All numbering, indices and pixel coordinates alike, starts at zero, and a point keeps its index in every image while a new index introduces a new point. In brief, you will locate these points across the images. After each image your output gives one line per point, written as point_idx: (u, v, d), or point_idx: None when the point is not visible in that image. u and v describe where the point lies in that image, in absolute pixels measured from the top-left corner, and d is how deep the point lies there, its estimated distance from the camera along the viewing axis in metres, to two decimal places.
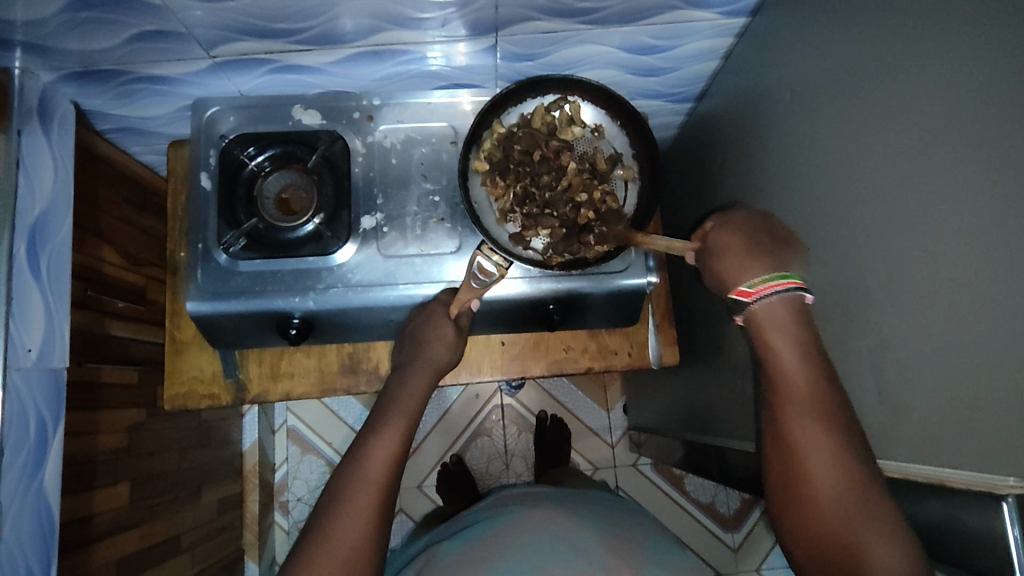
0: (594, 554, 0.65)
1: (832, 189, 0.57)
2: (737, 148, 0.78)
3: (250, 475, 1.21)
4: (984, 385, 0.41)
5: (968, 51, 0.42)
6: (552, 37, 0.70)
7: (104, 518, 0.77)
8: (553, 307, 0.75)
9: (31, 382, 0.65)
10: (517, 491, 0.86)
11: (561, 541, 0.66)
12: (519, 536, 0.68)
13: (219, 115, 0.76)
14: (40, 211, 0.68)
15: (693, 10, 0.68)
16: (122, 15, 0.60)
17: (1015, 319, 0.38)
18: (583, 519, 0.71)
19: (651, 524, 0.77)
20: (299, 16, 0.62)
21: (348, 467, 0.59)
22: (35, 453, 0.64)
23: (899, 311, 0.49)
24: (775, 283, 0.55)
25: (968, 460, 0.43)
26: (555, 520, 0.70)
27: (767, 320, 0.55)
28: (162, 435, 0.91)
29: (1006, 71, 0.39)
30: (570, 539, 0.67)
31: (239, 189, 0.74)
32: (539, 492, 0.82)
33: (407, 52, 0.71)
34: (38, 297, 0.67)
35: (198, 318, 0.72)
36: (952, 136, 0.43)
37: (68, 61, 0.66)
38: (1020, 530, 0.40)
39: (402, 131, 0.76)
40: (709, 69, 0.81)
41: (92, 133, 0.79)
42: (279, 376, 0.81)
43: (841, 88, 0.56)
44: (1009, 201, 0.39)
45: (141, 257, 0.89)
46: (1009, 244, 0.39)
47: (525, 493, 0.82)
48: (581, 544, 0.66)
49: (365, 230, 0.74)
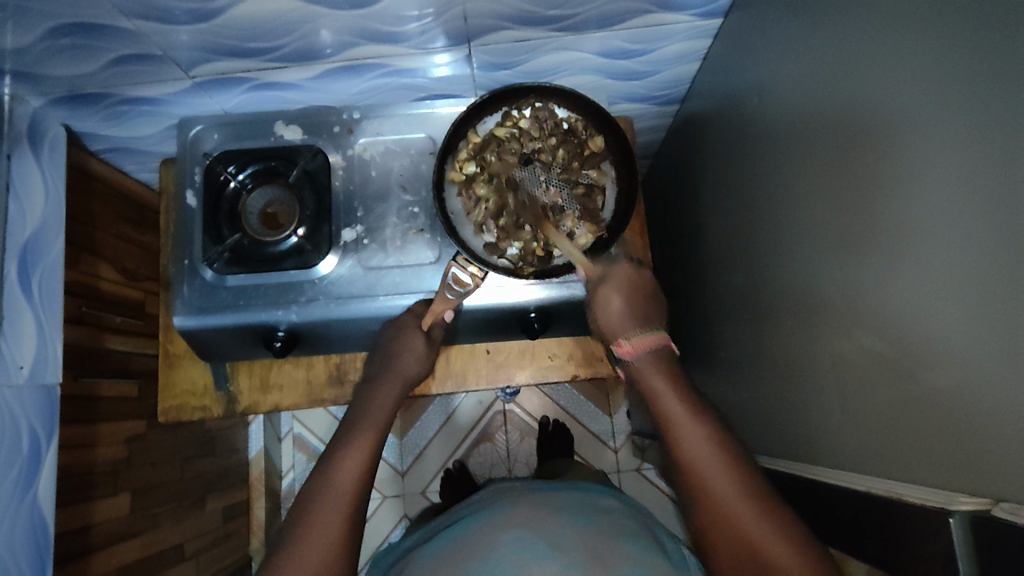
0: (571, 549, 0.64)
1: (808, 192, 0.57)
2: (719, 151, 0.77)
3: (256, 482, 1.23)
4: (952, 400, 0.40)
5: (940, 50, 0.40)
6: (526, 45, 0.70)
7: (104, 528, 0.79)
8: (535, 316, 0.74)
9: (24, 397, 0.67)
10: (505, 485, 0.85)
11: (540, 538, 0.66)
12: (497, 533, 0.68)
13: (202, 134, 0.78)
14: (31, 233, 0.70)
15: (666, 13, 0.67)
16: (102, 41, 0.62)
17: (976, 333, 0.38)
18: (566, 516, 0.70)
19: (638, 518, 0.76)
20: (273, 33, 0.63)
21: (324, 478, 0.60)
22: (29, 466, 0.66)
23: (865, 321, 0.49)
24: (646, 338, 0.62)
25: (934, 474, 0.43)
26: (534, 516, 0.70)
27: (646, 371, 0.61)
28: (163, 445, 0.94)
29: (979, 68, 0.37)
30: (546, 533, 0.67)
31: (223, 206, 0.75)
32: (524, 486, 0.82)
33: (383, 65, 0.72)
34: (30, 316, 0.69)
35: (185, 332, 0.73)
36: (927, 140, 0.41)
37: (55, 86, 0.68)
38: (963, 549, 0.40)
39: (381, 144, 0.77)
40: (691, 70, 0.80)
41: (86, 154, 0.82)
42: (268, 388, 0.82)
43: (817, 89, 0.54)
44: (982, 212, 0.37)
45: (138, 273, 0.92)
46: (979, 258, 0.38)
47: (510, 488, 0.82)
48: (561, 543, 0.65)
49: (345, 243, 0.75)
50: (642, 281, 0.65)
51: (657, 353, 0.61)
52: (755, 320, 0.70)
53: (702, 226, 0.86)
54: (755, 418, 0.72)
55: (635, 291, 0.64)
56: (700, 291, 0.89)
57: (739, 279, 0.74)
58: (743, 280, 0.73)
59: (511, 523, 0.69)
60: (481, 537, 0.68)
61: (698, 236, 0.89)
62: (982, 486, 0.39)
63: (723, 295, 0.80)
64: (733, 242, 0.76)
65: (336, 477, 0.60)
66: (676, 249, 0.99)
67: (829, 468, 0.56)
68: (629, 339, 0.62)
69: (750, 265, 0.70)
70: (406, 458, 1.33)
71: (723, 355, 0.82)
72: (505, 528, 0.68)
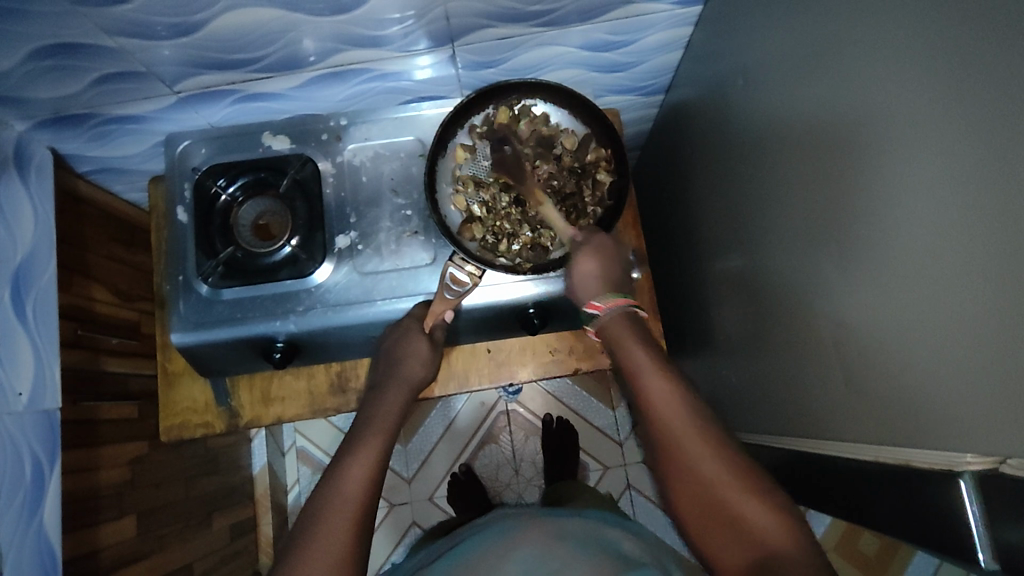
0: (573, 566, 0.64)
1: (794, 170, 0.58)
2: (707, 136, 0.78)
3: (262, 498, 1.23)
4: (953, 362, 0.41)
5: (920, 14, 0.41)
6: (509, 43, 0.70)
7: (114, 551, 0.78)
8: (534, 311, 0.74)
9: (24, 424, 0.66)
10: (510, 510, 0.86)
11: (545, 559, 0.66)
12: (505, 559, 0.68)
13: (190, 149, 0.78)
14: (22, 257, 0.70)
15: (646, 3, 0.67)
16: (84, 61, 0.62)
17: (972, 292, 0.38)
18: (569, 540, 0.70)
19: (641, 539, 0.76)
20: (256, 44, 0.63)
21: (331, 486, 0.60)
22: (32, 493, 0.66)
23: (857, 292, 0.50)
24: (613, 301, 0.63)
25: (937, 438, 0.43)
26: (540, 539, 0.70)
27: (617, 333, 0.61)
28: (167, 466, 0.93)
29: (960, 37, 0.38)
30: (552, 555, 0.67)
31: (214, 220, 0.75)
32: (528, 510, 0.83)
33: (369, 70, 0.71)
34: (25, 342, 0.69)
35: (184, 349, 0.73)
36: (913, 107, 0.42)
37: (40, 110, 0.68)
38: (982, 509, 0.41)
39: (370, 149, 0.77)
40: (674, 59, 0.81)
41: (74, 176, 0.81)
42: (270, 401, 0.82)
43: (801, 65, 0.55)
44: (973, 174, 0.38)
45: (132, 293, 0.91)
46: (971, 222, 0.38)
47: (513, 512, 0.83)
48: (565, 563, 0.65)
49: (340, 250, 0.74)
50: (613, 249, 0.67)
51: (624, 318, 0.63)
52: (755, 302, 0.70)
53: (694, 213, 0.87)
54: (759, 400, 0.73)
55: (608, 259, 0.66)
56: (697, 279, 0.89)
57: (735, 262, 0.74)
58: (739, 263, 0.73)
59: (515, 546, 0.69)
60: (487, 560, 0.68)
61: (689, 225, 0.90)
62: (987, 447, 0.39)
63: (720, 280, 0.80)
64: (726, 227, 0.76)
65: (344, 486, 0.60)
66: (671, 239, 1.00)
67: (837, 441, 0.56)
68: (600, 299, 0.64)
69: (746, 250, 0.71)
70: (411, 465, 1.33)
71: (723, 340, 0.82)
72: (509, 551, 0.69)
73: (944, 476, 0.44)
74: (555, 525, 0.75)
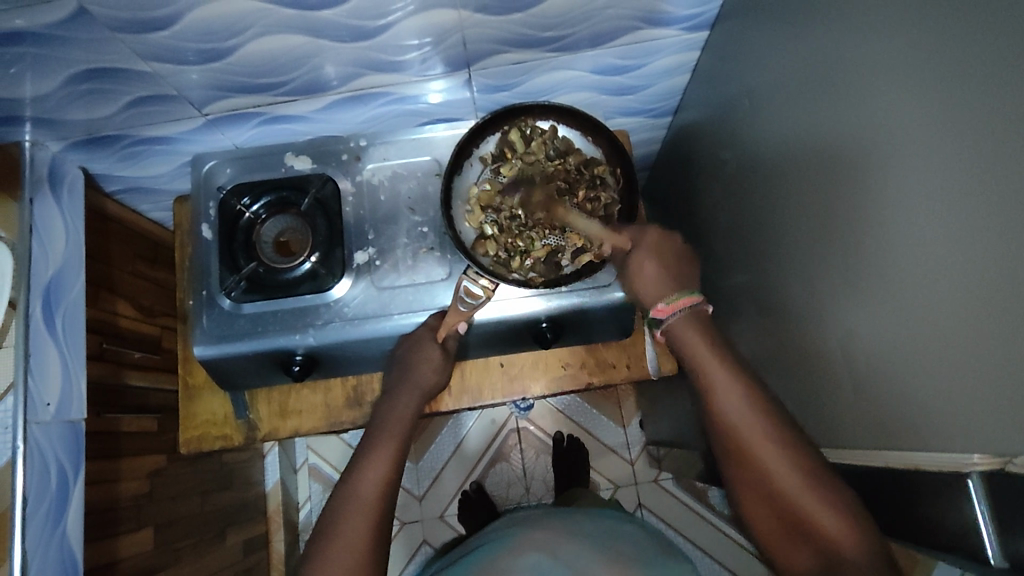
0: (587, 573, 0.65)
1: (799, 186, 0.59)
2: (713, 156, 0.80)
3: (274, 515, 1.23)
4: (956, 367, 0.42)
5: (916, 39, 0.43)
6: (522, 67, 0.73)
7: (132, 561, 0.79)
8: (547, 325, 0.76)
9: (50, 434, 0.68)
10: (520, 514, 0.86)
11: (557, 560, 0.67)
12: (514, 559, 0.68)
13: (215, 168, 0.81)
14: (53, 272, 0.72)
15: (654, 29, 0.70)
16: (119, 85, 0.65)
17: (971, 297, 0.40)
18: (580, 538, 0.71)
19: (655, 539, 0.76)
20: (282, 69, 0.66)
21: (347, 487, 0.61)
22: (57, 503, 0.67)
23: (862, 303, 0.52)
24: (682, 301, 0.62)
25: (940, 442, 0.45)
26: (550, 539, 0.71)
27: (683, 334, 0.61)
28: (184, 479, 0.94)
29: (955, 59, 0.40)
30: (563, 556, 0.67)
31: (238, 237, 0.78)
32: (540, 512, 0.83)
33: (389, 93, 0.75)
34: (54, 354, 0.71)
35: (206, 361, 0.75)
36: (914, 125, 0.44)
37: (74, 130, 0.71)
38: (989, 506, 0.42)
39: (388, 168, 0.80)
40: (682, 82, 0.83)
41: (102, 195, 0.84)
42: (288, 414, 0.84)
43: (805, 86, 0.57)
44: (975, 188, 0.39)
45: (154, 308, 0.93)
46: (972, 229, 0.40)
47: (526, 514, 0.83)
48: (575, 566, 0.66)
49: (358, 265, 0.77)
50: (672, 245, 0.66)
51: (695, 317, 0.62)
52: (764, 316, 0.71)
53: (702, 231, 0.89)
54: None
55: (668, 256, 0.66)
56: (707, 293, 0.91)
57: (743, 277, 0.76)
58: (746, 278, 0.75)
59: (524, 549, 0.70)
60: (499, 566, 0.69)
61: (698, 241, 0.92)
62: (990, 448, 0.40)
63: (728, 295, 0.82)
64: (733, 242, 0.78)
65: (360, 486, 0.61)
66: None
67: (846, 449, 0.57)
68: (667, 302, 0.63)
69: (754, 264, 0.72)
70: (422, 482, 1.34)
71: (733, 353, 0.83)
72: (519, 553, 0.69)
73: (947, 477, 0.45)
74: (567, 527, 0.76)
